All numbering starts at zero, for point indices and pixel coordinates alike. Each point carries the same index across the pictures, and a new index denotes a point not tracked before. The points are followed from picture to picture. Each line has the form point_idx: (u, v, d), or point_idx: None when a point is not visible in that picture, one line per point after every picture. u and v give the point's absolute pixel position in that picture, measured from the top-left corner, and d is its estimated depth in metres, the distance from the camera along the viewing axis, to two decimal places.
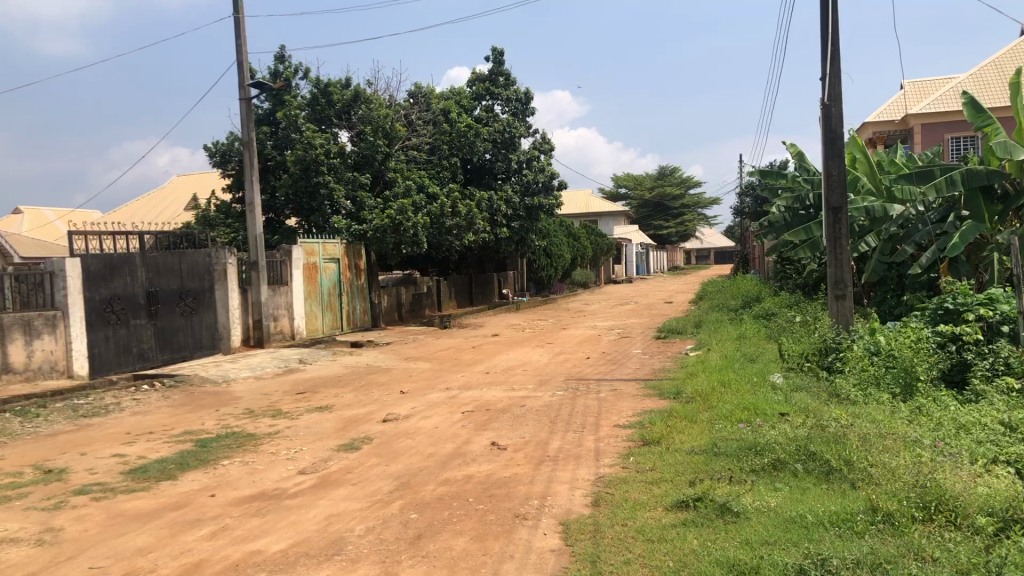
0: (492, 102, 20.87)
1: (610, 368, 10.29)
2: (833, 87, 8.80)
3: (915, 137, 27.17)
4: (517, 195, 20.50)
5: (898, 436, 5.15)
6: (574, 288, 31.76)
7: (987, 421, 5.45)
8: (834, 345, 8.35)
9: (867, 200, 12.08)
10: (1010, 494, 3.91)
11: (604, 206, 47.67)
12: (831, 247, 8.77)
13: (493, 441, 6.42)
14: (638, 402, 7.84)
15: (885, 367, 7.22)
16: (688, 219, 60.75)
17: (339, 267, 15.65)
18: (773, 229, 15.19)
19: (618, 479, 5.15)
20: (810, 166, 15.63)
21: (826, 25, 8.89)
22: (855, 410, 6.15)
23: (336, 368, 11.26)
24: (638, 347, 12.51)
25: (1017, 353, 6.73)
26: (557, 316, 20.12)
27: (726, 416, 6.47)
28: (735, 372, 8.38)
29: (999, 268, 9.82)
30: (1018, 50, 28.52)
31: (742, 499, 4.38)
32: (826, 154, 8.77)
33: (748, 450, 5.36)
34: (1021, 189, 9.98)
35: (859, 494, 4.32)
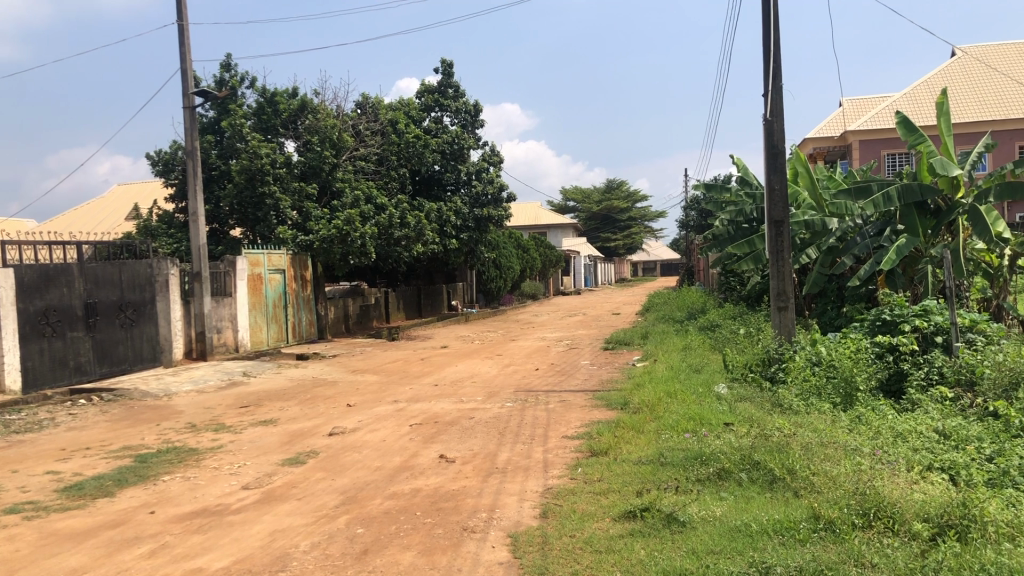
0: (441, 113, 20.85)
1: (559, 379, 10.32)
2: (775, 103, 9.02)
3: (853, 153, 27.93)
4: (466, 206, 20.48)
5: (839, 444, 5.26)
6: (523, 299, 31.85)
7: (923, 429, 5.59)
8: (777, 356, 8.51)
9: (807, 214, 12.36)
10: (944, 499, 4.02)
11: (553, 219, 47.99)
12: (773, 260, 8.94)
13: (441, 454, 6.39)
14: (586, 413, 7.87)
15: (826, 377, 7.39)
16: (635, 232, 61.43)
17: (285, 279, 15.42)
18: (717, 243, 15.45)
19: (566, 491, 5.16)
20: (752, 181, 15.93)
21: (767, 43, 9.10)
22: (797, 420, 6.27)
23: (281, 381, 11.08)
24: (586, 358, 12.59)
25: (950, 362, 6.95)
26: (506, 328, 20.10)
27: (672, 426, 6.54)
28: (681, 383, 8.47)
29: (932, 281, 10.13)
30: (949, 71, 29.59)
31: (688, 509, 4.42)
32: (769, 169, 8.95)
33: (694, 460, 5.42)
34: (953, 204, 10.32)
35: (801, 502, 4.40)
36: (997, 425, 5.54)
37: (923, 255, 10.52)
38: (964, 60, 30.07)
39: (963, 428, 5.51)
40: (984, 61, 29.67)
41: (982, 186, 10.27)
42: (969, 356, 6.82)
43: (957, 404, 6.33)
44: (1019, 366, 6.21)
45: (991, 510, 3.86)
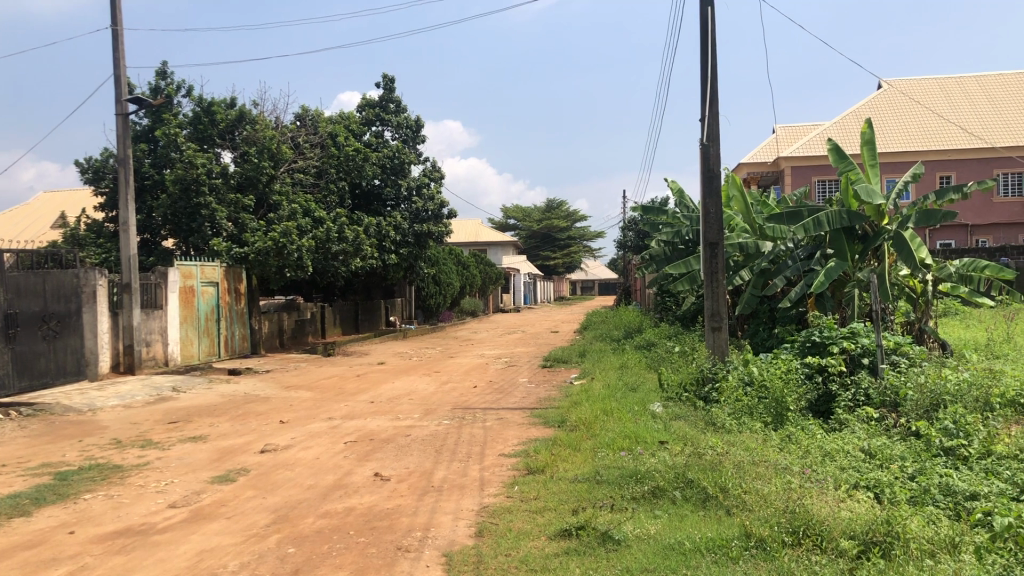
0: (382, 128, 20.74)
1: (496, 397, 10.29)
2: (711, 128, 9.22)
3: (785, 179, 28.73)
4: (407, 222, 20.36)
5: (769, 463, 5.37)
6: (463, 316, 31.79)
7: (849, 448, 5.74)
8: (710, 376, 8.64)
9: (741, 236, 12.66)
10: (869, 517, 4.12)
11: (493, 236, 48.13)
12: (707, 281, 9.10)
13: (376, 472, 6.30)
14: (523, 431, 7.86)
15: (757, 397, 7.54)
16: (575, 251, 61.95)
17: (218, 292, 15.09)
18: (654, 263, 15.69)
19: (502, 509, 5.13)
20: (689, 203, 16.23)
21: (704, 71, 9.32)
22: (729, 438, 6.38)
23: (212, 397, 10.79)
24: (525, 376, 12.61)
25: (876, 384, 7.16)
26: (445, 344, 19.98)
27: (608, 444, 6.59)
28: (617, 401, 8.54)
29: (859, 304, 10.46)
30: (877, 103, 30.76)
31: (623, 527, 4.45)
32: (704, 192, 9.14)
33: (629, 478, 5.47)
34: (879, 230, 10.67)
35: (733, 520, 4.47)
36: (919, 444, 5.73)
37: (850, 278, 10.85)
38: (891, 92, 31.30)
39: (887, 448, 5.67)
40: (908, 94, 30.94)
41: (905, 213, 10.68)
42: (893, 378, 7.04)
43: (882, 424, 6.51)
44: (939, 389, 6.44)
45: (914, 527, 3.97)
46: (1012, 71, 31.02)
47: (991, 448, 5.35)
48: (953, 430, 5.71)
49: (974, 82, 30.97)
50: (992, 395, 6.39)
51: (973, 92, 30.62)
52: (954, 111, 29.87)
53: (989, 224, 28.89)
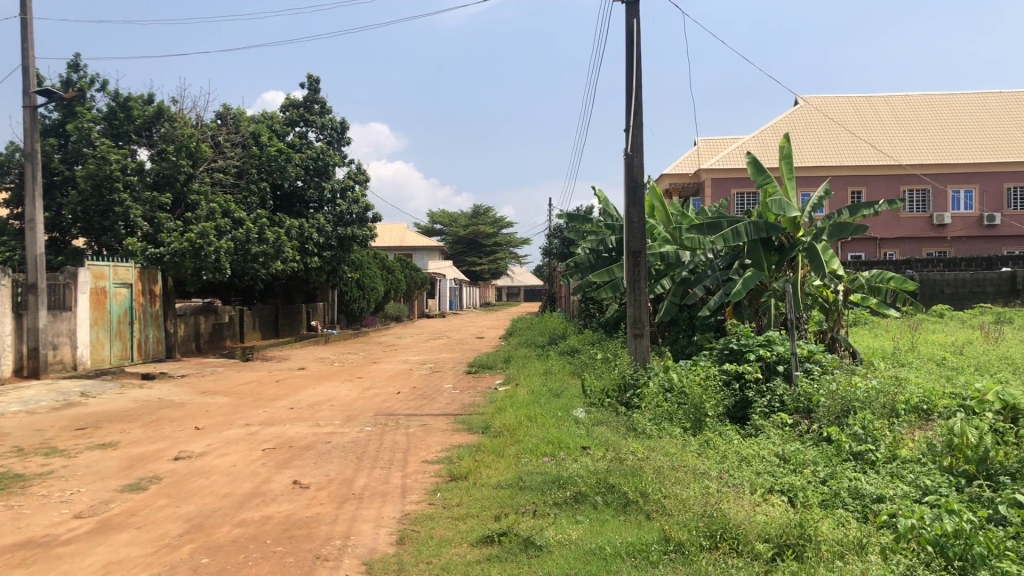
0: (306, 128, 20.39)
1: (420, 403, 10.22)
2: (635, 138, 9.38)
3: (706, 190, 29.43)
4: (330, 225, 20.00)
5: (688, 468, 5.47)
6: (387, 321, 31.49)
7: (765, 454, 5.89)
8: (632, 382, 8.76)
9: (663, 246, 12.91)
10: (783, 520, 4.23)
11: (419, 240, 47.92)
12: (631, 289, 9.22)
13: (295, 480, 6.17)
14: (447, 437, 7.82)
15: (677, 403, 7.68)
16: (500, 257, 62.08)
17: (131, 293, 14.56)
18: (578, 271, 15.84)
19: (423, 516, 5.08)
20: (613, 212, 16.45)
21: (629, 81, 9.47)
22: (650, 444, 6.48)
23: (123, 403, 10.39)
24: (449, 382, 12.54)
25: (790, 391, 7.39)
26: (368, 350, 19.73)
27: (531, 450, 6.61)
28: (541, 407, 8.59)
29: (775, 313, 10.77)
30: (793, 118, 31.87)
31: (545, 533, 4.47)
32: (628, 201, 9.28)
33: (551, 483, 5.49)
34: (794, 242, 11.00)
35: (653, 525, 4.53)
36: (830, 449, 5.92)
37: (767, 287, 11.15)
38: (806, 109, 32.47)
39: (800, 453, 5.84)
40: (823, 111, 32.14)
41: (818, 226, 11.07)
42: (806, 385, 7.27)
43: (796, 429, 6.70)
44: (850, 395, 6.67)
45: (825, 529, 4.10)
46: (918, 94, 32.63)
47: (897, 453, 5.56)
48: (862, 435, 5.92)
49: (884, 103, 32.39)
50: (898, 402, 6.66)
51: (882, 111, 32.03)
52: (865, 128, 31.16)
53: (897, 237, 30.17)
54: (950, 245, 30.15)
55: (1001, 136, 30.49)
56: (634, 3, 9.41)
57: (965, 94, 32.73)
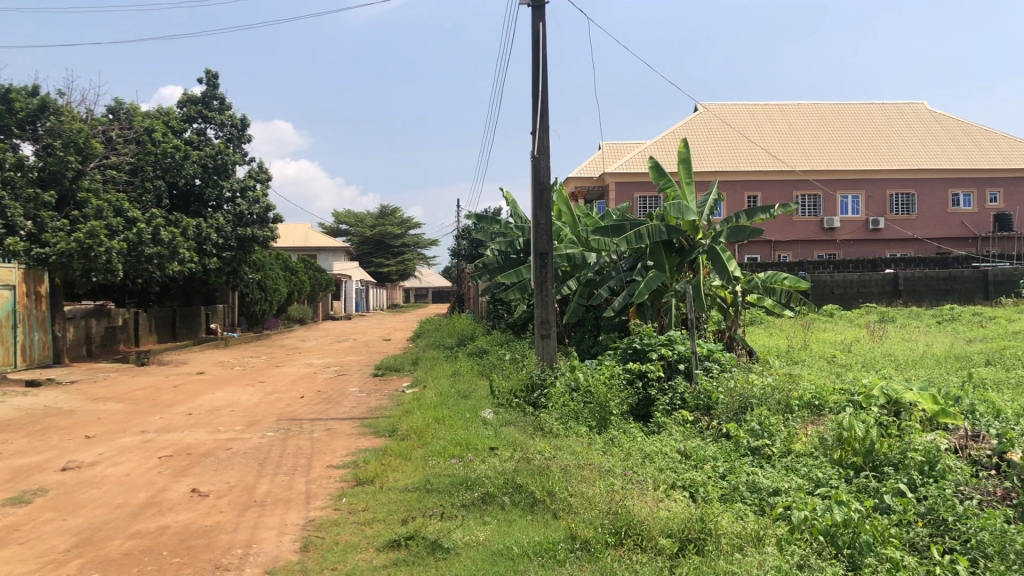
0: (205, 125, 19.72)
1: (324, 407, 10.01)
2: (542, 140, 9.46)
3: (610, 194, 29.97)
4: (229, 225, 19.37)
5: (594, 466, 5.55)
6: (290, 323, 30.79)
7: (667, 450, 6.04)
8: (540, 381, 8.84)
9: (568, 247, 13.09)
10: (685, 514, 4.34)
11: (324, 241, 47.10)
12: (538, 290, 9.28)
13: (193, 488, 5.95)
14: (352, 442, 7.69)
15: (583, 402, 7.78)
16: (408, 258, 61.62)
17: (14, 296, 13.77)
18: (487, 272, 15.85)
19: (329, 522, 4.98)
20: (521, 215, 16.52)
21: (535, 84, 9.55)
22: (556, 443, 6.54)
23: (4, 412, 9.80)
24: (355, 385, 12.35)
25: (690, 389, 7.62)
26: (271, 353, 19.23)
27: (439, 452, 6.57)
28: (449, 409, 8.54)
29: (676, 313, 11.05)
30: (693, 124, 32.86)
31: (452, 535, 4.45)
32: (535, 204, 9.35)
33: (459, 485, 5.47)
34: (694, 244, 11.25)
35: (560, 524, 4.58)
36: (729, 445, 6.12)
37: (669, 288, 11.41)
38: (706, 115, 33.53)
39: (701, 449, 6.02)
40: (721, 118, 33.26)
41: (716, 229, 11.38)
42: (706, 383, 7.51)
43: (696, 426, 6.89)
44: (748, 392, 6.94)
45: (725, 523, 4.21)
46: (810, 103, 34.19)
47: (791, 447, 5.79)
48: (759, 430, 6.13)
49: (778, 112, 33.78)
50: (792, 398, 6.90)
51: (776, 119, 33.38)
52: (761, 135, 32.38)
53: (790, 240, 31.36)
54: (839, 247, 31.54)
55: (885, 145, 32.18)
56: (541, 7, 9.49)
57: (852, 104, 34.54)
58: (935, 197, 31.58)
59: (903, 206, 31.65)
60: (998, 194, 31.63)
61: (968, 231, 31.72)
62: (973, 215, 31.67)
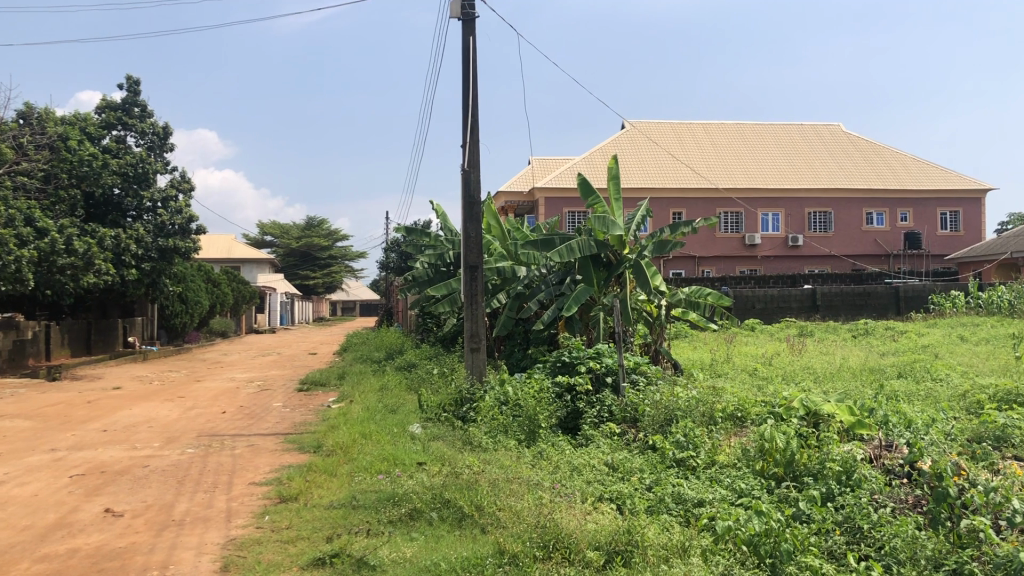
0: (125, 132, 19.10)
1: (246, 422, 9.75)
2: (472, 154, 9.47)
3: (539, 209, 30.20)
4: (149, 235, 18.79)
5: (522, 479, 5.55)
6: (212, 337, 29.99)
7: (595, 462, 6.09)
8: (468, 396, 8.81)
9: (498, 261, 13.11)
10: (612, 527, 4.37)
11: (248, 252, 46.08)
12: (468, 303, 9.27)
13: (106, 508, 5.71)
14: (276, 458, 7.51)
15: (512, 415, 7.77)
16: (335, 271, 60.77)
17: None
18: (415, 285, 15.75)
19: (251, 541, 4.84)
20: (450, 228, 16.48)
21: (466, 97, 9.56)
22: (485, 457, 6.52)
23: None
24: (279, 400, 12.09)
25: (618, 402, 7.70)
26: (191, 367, 18.69)
27: (366, 468, 6.47)
28: (376, 424, 8.41)
29: (604, 326, 11.17)
30: (621, 141, 33.43)
31: (378, 552, 4.38)
32: (465, 217, 9.33)
33: (386, 501, 5.39)
34: (621, 259, 11.37)
35: (488, 538, 4.57)
36: (655, 457, 6.19)
37: (597, 302, 11.52)
38: (633, 132, 34.15)
39: (628, 461, 6.09)
40: (648, 136, 33.93)
41: (642, 244, 11.54)
42: (633, 396, 7.61)
43: (624, 438, 6.97)
44: (673, 404, 7.05)
45: (651, 535, 4.26)
46: (733, 123, 35.17)
47: (715, 458, 5.90)
48: (684, 442, 6.23)
49: (703, 131, 34.65)
50: (716, 409, 7.01)
51: (701, 138, 34.22)
52: (686, 154, 33.13)
53: (713, 256, 32.03)
54: (761, 263, 32.36)
55: (804, 165, 33.29)
56: (471, 21, 9.53)
57: (773, 125, 35.69)
58: (851, 216, 32.78)
59: (821, 223, 32.76)
60: (908, 214, 33.02)
61: (881, 249, 32.90)
62: (885, 234, 32.90)
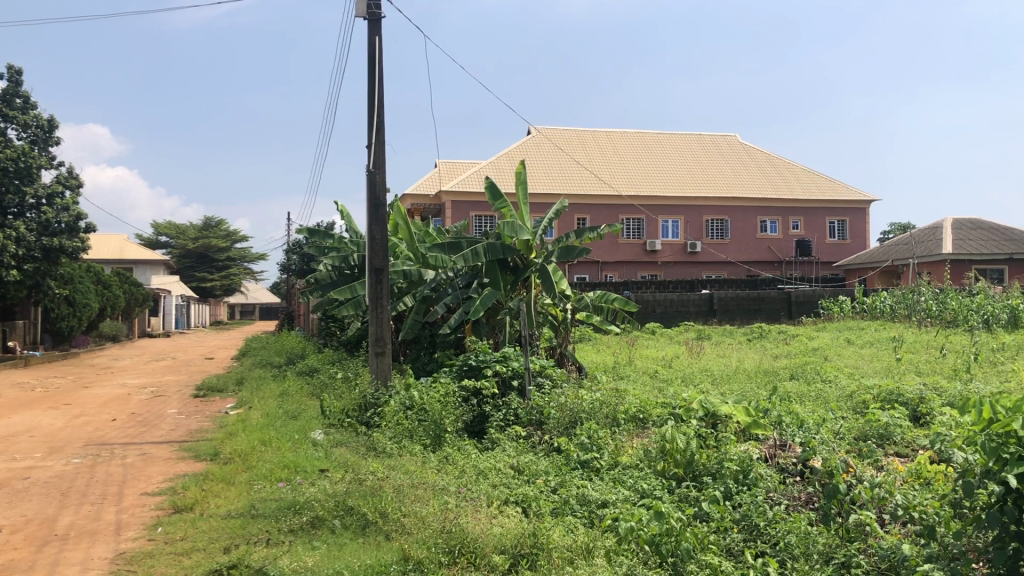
0: (4, 125, 18.05)
1: (139, 430, 9.33)
2: (377, 155, 9.35)
3: (446, 212, 30.11)
4: (32, 233, 17.76)
5: (428, 484, 5.49)
6: (102, 341, 28.61)
7: (500, 466, 6.09)
8: (373, 401, 8.69)
9: (404, 264, 13.00)
10: (517, 530, 4.37)
11: (141, 253, 44.28)
12: (373, 307, 9.13)
13: None
14: (170, 467, 7.21)
15: (417, 420, 7.68)
16: (234, 273, 58.97)
17: None
18: (319, 288, 15.45)
19: (141, 554, 4.63)
20: (355, 230, 16.22)
21: (372, 97, 9.43)
22: (390, 462, 6.44)
23: None
24: (174, 406, 11.62)
25: (523, 405, 7.74)
26: (78, 373, 17.77)
27: (265, 475, 6.30)
28: (276, 431, 8.18)
29: (511, 330, 11.21)
30: (527, 146, 33.76)
31: (277, 561, 4.25)
32: (370, 219, 9.20)
33: (287, 510, 5.25)
34: (527, 263, 11.45)
35: (392, 545, 4.52)
36: (560, 459, 6.25)
37: (503, 306, 11.56)
38: (538, 137, 34.56)
39: (533, 463, 6.12)
40: (553, 141, 34.38)
41: (549, 248, 11.63)
42: (538, 398, 7.66)
43: (529, 441, 7.01)
44: (577, 407, 7.13)
45: (555, 537, 4.28)
46: (636, 132, 36.05)
47: (618, 459, 5.99)
48: (588, 443, 6.31)
49: (606, 138, 35.36)
50: (619, 411, 7.12)
51: (605, 146, 34.91)
52: (590, 160, 33.71)
53: (616, 261, 32.60)
54: (660, 268, 33.24)
55: (702, 174, 34.34)
56: (377, 21, 9.42)
57: (674, 135, 36.71)
58: (746, 224, 33.98)
59: (718, 230, 33.84)
60: (800, 223, 34.46)
61: (774, 256, 34.19)
62: (777, 241, 34.23)
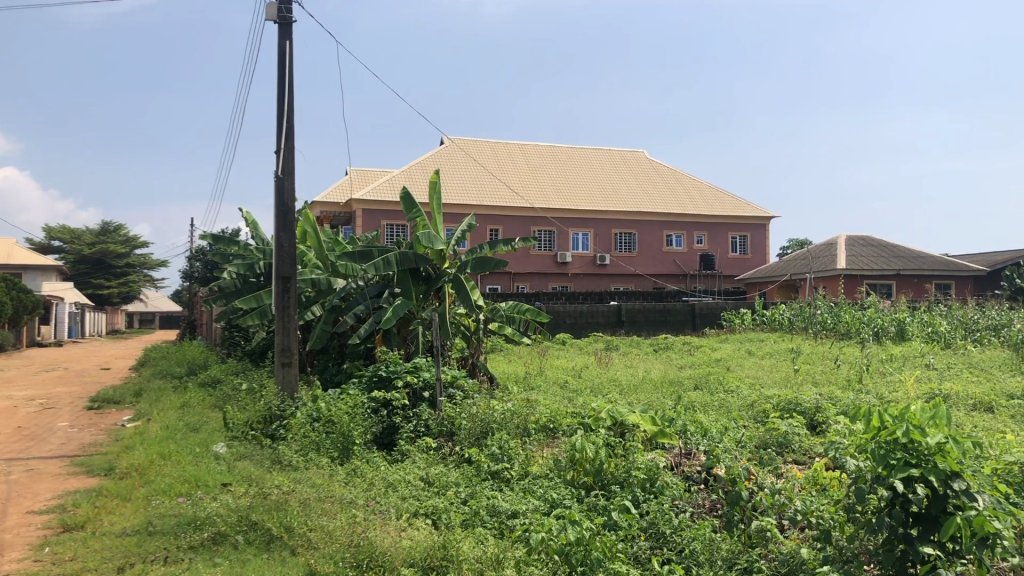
0: None
1: (26, 445, 8.82)
2: (287, 162, 9.17)
3: (356, 220, 29.73)
4: None
5: (335, 498, 5.38)
6: None
7: (409, 477, 6.03)
8: (278, 413, 8.46)
9: (313, 272, 12.78)
10: (427, 542, 4.31)
11: (30, 259, 41.99)
12: (280, 316, 8.90)
13: None
14: (59, 483, 6.85)
15: (324, 432, 7.52)
16: (133, 280, 56.63)
17: None
18: (222, 296, 14.99)
19: None
20: (262, 238, 15.83)
21: (281, 103, 9.24)
22: (296, 475, 6.28)
23: None
24: (65, 419, 11.06)
25: (434, 416, 7.69)
26: None
27: (164, 490, 6.05)
28: (175, 443, 7.88)
29: (422, 340, 11.14)
30: (441, 155, 33.71)
31: None
32: (278, 226, 8.99)
33: (187, 525, 5.06)
34: (440, 273, 11.47)
35: (297, 560, 4.42)
36: (470, 469, 6.24)
37: (415, 316, 11.49)
38: (451, 148, 34.57)
39: (443, 475, 6.08)
40: (466, 152, 34.46)
41: (462, 259, 11.63)
42: (449, 410, 7.63)
43: (439, 453, 6.96)
44: (488, 417, 7.13)
45: (466, 548, 4.24)
46: (547, 145, 36.50)
47: (529, 469, 6.02)
48: (499, 454, 6.31)
49: (518, 151, 35.66)
50: (530, 421, 7.14)
51: (517, 158, 35.19)
52: (502, 172, 33.93)
53: (527, 272, 32.80)
54: (570, 280, 33.64)
55: (611, 188, 34.99)
56: (288, 25, 9.25)
57: (584, 150, 37.29)
58: (653, 237, 34.78)
59: (626, 244, 34.51)
60: (704, 237, 35.49)
61: (679, 269, 35.11)
62: (683, 255, 35.13)
